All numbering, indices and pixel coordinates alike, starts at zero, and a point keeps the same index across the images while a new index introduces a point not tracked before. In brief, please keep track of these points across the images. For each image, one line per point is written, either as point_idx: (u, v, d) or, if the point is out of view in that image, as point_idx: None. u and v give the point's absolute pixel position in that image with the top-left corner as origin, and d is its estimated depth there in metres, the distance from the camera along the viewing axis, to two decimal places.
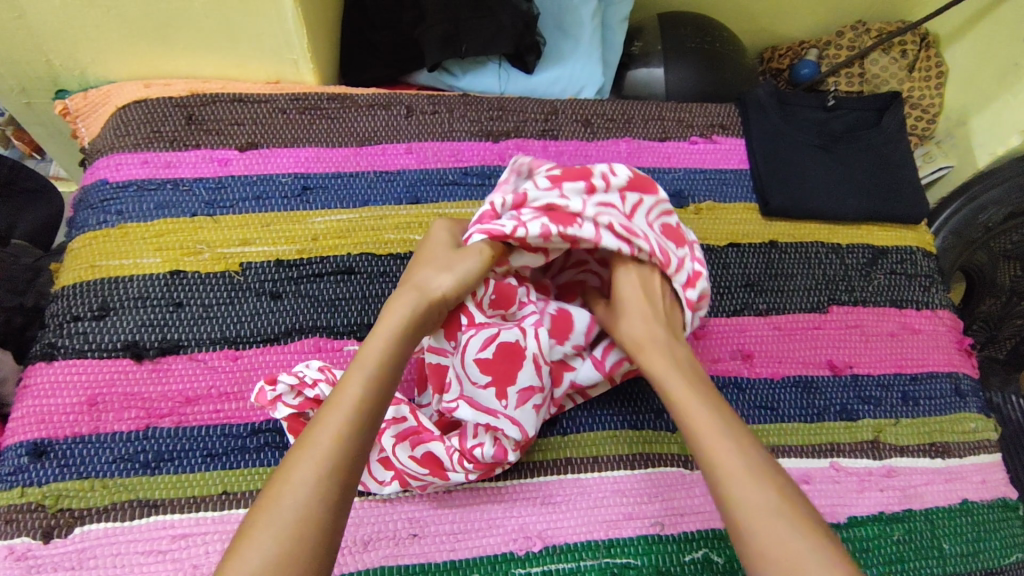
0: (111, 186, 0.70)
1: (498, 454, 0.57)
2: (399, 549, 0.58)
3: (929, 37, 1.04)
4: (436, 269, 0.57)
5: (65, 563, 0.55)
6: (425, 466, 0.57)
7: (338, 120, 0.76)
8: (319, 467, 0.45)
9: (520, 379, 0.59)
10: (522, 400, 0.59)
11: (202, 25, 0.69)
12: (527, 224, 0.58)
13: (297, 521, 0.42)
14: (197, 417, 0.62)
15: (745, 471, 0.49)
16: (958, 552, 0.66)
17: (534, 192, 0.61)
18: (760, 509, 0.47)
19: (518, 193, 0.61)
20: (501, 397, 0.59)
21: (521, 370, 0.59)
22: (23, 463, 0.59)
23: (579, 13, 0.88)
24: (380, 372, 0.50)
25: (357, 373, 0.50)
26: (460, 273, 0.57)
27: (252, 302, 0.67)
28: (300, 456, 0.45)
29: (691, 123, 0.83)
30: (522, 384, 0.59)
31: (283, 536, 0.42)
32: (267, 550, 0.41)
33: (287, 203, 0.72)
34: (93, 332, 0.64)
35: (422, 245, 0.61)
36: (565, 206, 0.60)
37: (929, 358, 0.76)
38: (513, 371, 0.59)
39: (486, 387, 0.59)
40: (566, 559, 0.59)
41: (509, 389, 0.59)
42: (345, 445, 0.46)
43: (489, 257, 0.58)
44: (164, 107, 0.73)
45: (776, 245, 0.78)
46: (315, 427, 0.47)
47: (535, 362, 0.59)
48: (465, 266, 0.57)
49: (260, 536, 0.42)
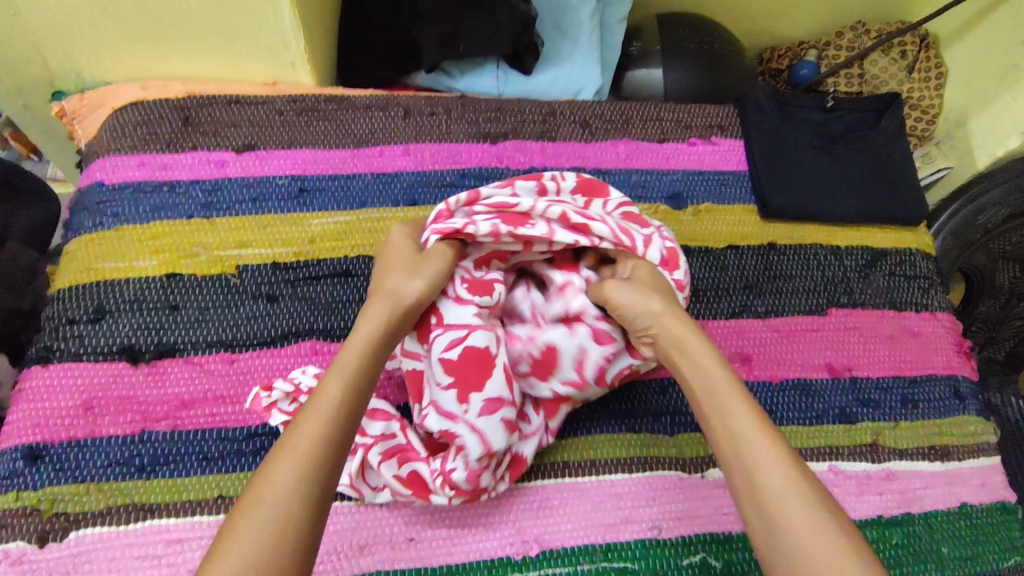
0: (107, 189, 0.70)
1: (471, 478, 0.55)
2: (395, 554, 0.58)
3: (929, 37, 1.04)
4: (402, 274, 0.57)
5: (60, 568, 0.55)
6: (409, 488, 0.57)
7: (335, 121, 0.75)
8: (298, 469, 0.44)
9: (487, 388, 0.56)
10: (487, 409, 0.56)
11: (198, 25, 0.68)
12: (478, 222, 0.59)
13: (277, 525, 0.42)
14: (193, 421, 0.62)
15: (774, 460, 0.46)
16: (957, 556, 0.66)
17: (486, 193, 0.63)
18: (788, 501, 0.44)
19: (471, 194, 0.63)
20: (462, 402, 0.57)
21: (489, 378, 0.57)
22: (19, 466, 0.58)
23: (578, 14, 0.87)
24: (358, 374, 0.50)
25: (335, 377, 0.50)
26: (427, 276, 0.57)
27: (248, 305, 0.67)
28: (280, 459, 0.45)
29: (690, 124, 0.83)
30: (488, 392, 0.56)
31: (263, 540, 0.41)
32: (246, 553, 0.40)
33: (284, 205, 0.71)
34: (88, 336, 0.64)
35: (383, 254, 0.61)
36: (516, 205, 0.61)
37: (928, 360, 0.76)
38: (479, 379, 0.57)
39: (449, 389, 0.57)
40: (563, 563, 0.59)
41: (474, 395, 0.56)
42: (324, 449, 0.46)
43: (450, 257, 0.59)
44: (160, 108, 0.73)
45: (775, 247, 0.78)
46: (293, 431, 0.46)
47: (503, 371, 0.57)
48: (429, 269, 0.57)
49: (240, 540, 0.41)
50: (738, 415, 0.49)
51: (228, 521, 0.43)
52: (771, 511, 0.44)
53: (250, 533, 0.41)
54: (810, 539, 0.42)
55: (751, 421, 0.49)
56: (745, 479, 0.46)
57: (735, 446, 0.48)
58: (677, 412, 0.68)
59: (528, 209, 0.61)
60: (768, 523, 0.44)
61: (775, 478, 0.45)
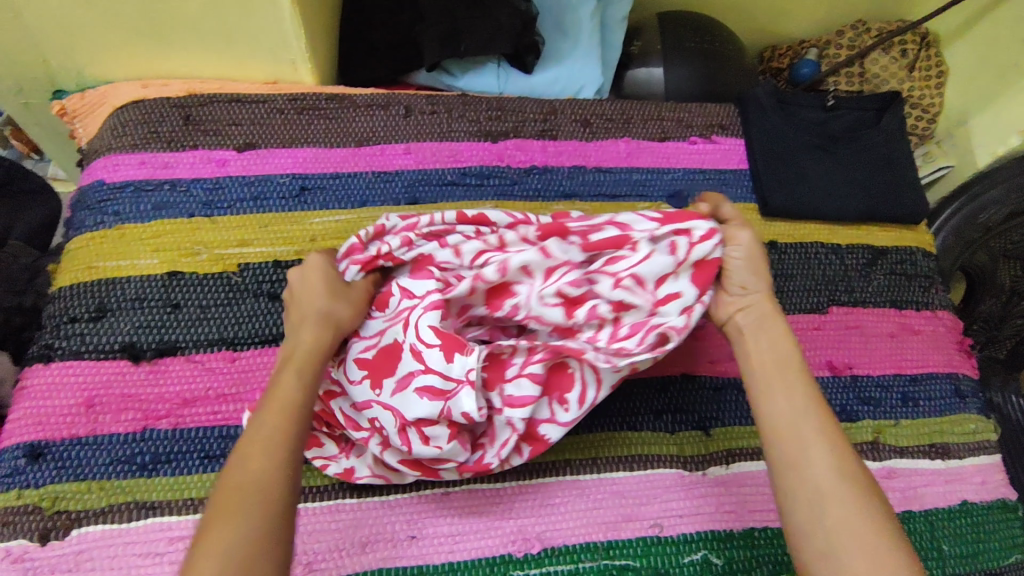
0: (108, 187, 0.70)
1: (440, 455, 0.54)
2: (397, 552, 0.58)
3: (930, 37, 1.03)
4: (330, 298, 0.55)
5: (62, 565, 0.55)
6: (416, 470, 0.56)
7: (337, 120, 0.75)
8: (269, 457, 0.46)
9: (396, 371, 0.54)
10: (400, 387, 0.54)
11: (199, 25, 0.68)
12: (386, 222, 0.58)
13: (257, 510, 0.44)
14: (194, 419, 0.62)
15: (821, 451, 0.49)
16: (957, 554, 0.66)
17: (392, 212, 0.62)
18: (838, 491, 0.47)
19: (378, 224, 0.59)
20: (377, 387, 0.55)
21: (397, 362, 0.54)
22: (20, 465, 0.59)
23: (579, 13, 0.87)
24: (312, 370, 0.51)
25: (291, 374, 0.51)
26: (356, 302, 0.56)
27: (250, 303, 0.67)
28: (251, 450, 0.46)
29: (691, 123, 0.83)
30: (399, 373, 0.54)
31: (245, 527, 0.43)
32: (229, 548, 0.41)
33: (285, 204, 0.71)
34: (89, 334, 0.64)
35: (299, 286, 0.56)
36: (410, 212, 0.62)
37: (929, 359, 0.76)
38: (388, 365, 0.55)
39: (359, 381, 0.55)
40: (564, 561, 0.59)
41: (385, 379, 0.55)
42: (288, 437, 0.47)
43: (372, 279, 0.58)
44: (161, 107, 0.73)
45: (776, 245, 0.78)
46: (256, 427, 0.48)
47: (410, 349, 0.54)
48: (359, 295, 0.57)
49: (222, 527, 0.42)
50: (795, 404, 0.51)
51: (207, 513, 0.44)
52: (822, 499, 0.47)
53: (231, 521, 0.43)
54: (843, 529, 0.46)
55: (807, 414, 0.50)
56: (794, 463, 0.49)
57: (789, 434, 0.50)
58: (678, 410, 0.68)
59: (432, 221, 0.58)
60: (814, 507, 0.47)
61: (824, 470, 0.48)
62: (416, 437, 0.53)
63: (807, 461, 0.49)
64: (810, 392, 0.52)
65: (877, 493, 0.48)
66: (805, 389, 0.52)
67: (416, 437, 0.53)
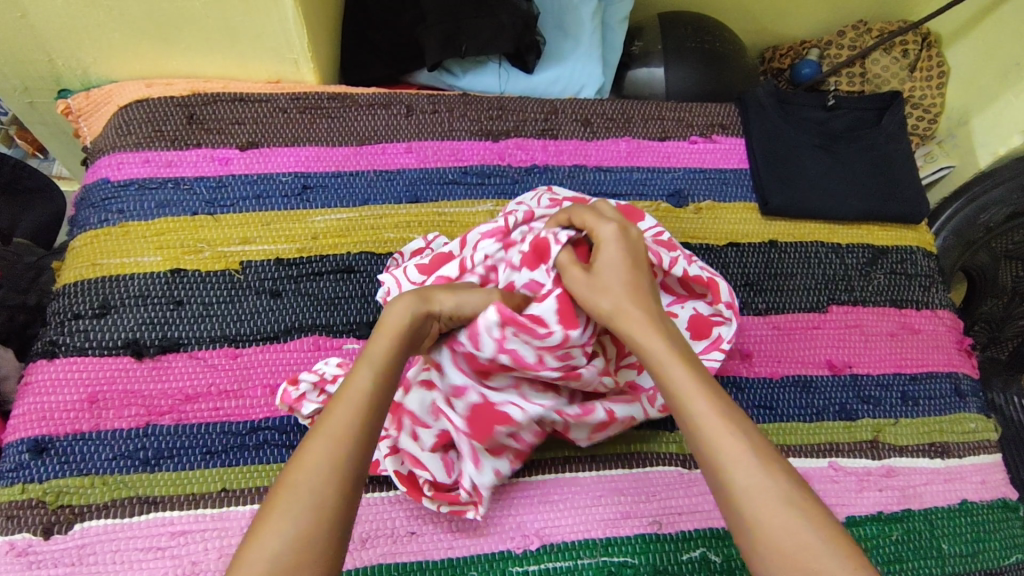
0: (113, 185, 0.70)
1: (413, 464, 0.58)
2: (398, 547, 0.58)
3: (929, 38, 1.04)
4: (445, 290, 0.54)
5: (66, 559, 0.56)
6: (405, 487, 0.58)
7: (339, 119, 0.76)
8: (334, 454, 0.42)
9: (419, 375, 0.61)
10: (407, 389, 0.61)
11: (204, 24, 0.69)
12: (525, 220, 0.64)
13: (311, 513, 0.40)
14: (197, 415, 0.62)
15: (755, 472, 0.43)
16: (957, 553, 0.66)
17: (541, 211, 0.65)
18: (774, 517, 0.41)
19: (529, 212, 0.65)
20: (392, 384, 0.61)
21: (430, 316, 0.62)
22: (24, 459, 0.59)
23: (580, 13, 0.88)
24: (385, 383, 0.46)
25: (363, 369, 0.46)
26: (463, 298, 0.54)
27: (252, 300, 0.67)
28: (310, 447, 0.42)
29: (692, 122, 0.83)
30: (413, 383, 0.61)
31: (297, 526, 0.39)
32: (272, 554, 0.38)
33: (288, 202, 0.72)
34: (94, 330, 0.64)
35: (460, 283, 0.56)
36: None
37: (929, 357, 0.76)
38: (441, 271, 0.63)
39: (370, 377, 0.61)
40: (564, 557, 0.59)
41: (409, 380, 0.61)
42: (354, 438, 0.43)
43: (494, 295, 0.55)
44: (166, 106, 0.74)
45: (776, 244, 0.78)
46: (324, 420, 0.44)
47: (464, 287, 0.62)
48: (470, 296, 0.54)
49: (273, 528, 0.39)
50: (708, 417, 0.45)
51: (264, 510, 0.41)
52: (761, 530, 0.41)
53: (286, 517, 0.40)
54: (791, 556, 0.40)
55: (720, 420, 0.45)
56: (712, 471, 0.44)
57: (706, 449, 0.44)
58: None
59: None
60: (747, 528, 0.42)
61: (744, 478, 0.42)
62: (408, 429, 0.59)
63: (726, 469, 0.43)
64: (728, 418, 0.45)
65: (824, 521, 0.41)
66: (724, 409, 0.46)
67: (409, 432, 0.59)
